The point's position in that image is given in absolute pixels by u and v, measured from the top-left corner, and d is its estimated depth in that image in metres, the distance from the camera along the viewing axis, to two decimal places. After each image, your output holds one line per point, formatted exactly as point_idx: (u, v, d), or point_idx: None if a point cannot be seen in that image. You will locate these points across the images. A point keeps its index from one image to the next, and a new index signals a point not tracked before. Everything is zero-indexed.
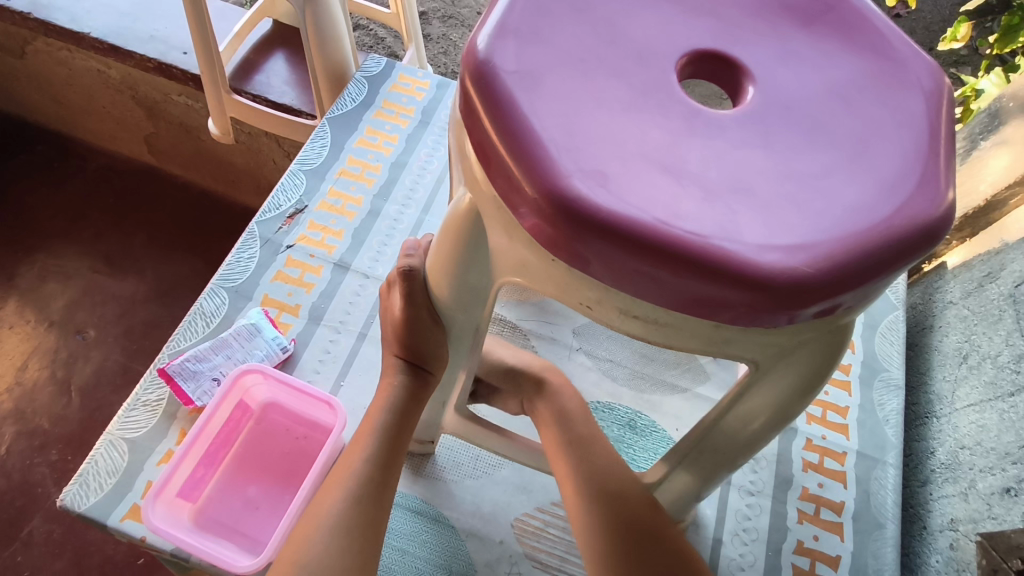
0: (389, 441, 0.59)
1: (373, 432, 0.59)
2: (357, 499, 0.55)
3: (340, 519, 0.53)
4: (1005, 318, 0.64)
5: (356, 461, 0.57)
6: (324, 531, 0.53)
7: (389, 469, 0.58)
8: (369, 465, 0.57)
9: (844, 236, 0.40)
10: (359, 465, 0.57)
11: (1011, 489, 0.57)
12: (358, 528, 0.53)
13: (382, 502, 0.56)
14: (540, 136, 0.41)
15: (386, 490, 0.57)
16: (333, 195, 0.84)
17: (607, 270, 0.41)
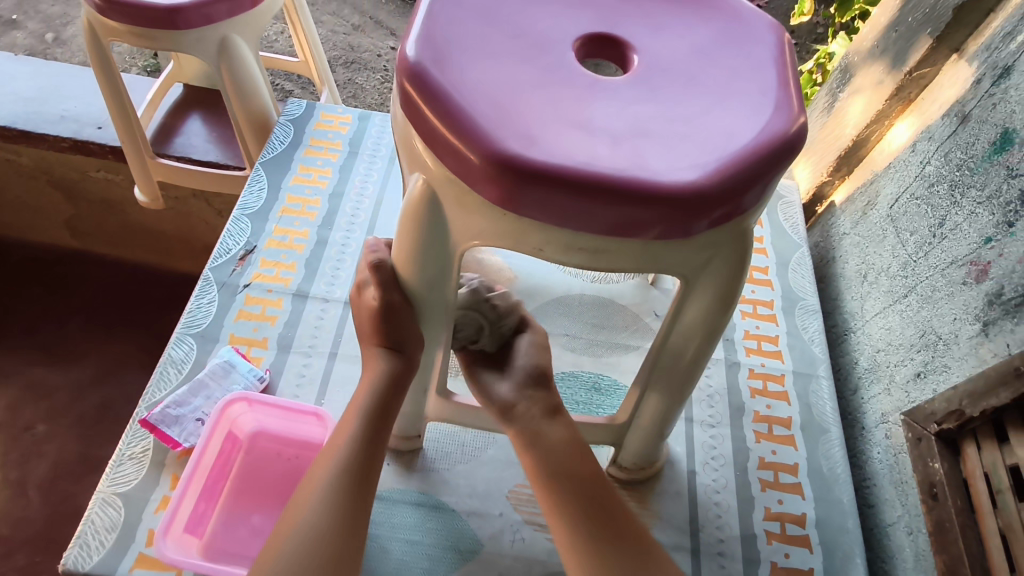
0: (374, 416, 0.58)
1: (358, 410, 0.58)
2: (346, 476, 0.54)
3: (326, 496, 0.53)
4: (887, 236, 0.88)
5: (342, 440, 0.56)
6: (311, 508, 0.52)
7: (378, 447, 0.57)
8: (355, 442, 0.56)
9: (746, 149, 0.42)
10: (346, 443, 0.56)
11: (919, 373, 0.77)
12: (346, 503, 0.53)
13: (371, 478, 0.55)
14: (465, 102, 0.41)
15: (374, 466, 0.56)
16: (280, 232, 0.91)
17: (548, 215, 0.41)
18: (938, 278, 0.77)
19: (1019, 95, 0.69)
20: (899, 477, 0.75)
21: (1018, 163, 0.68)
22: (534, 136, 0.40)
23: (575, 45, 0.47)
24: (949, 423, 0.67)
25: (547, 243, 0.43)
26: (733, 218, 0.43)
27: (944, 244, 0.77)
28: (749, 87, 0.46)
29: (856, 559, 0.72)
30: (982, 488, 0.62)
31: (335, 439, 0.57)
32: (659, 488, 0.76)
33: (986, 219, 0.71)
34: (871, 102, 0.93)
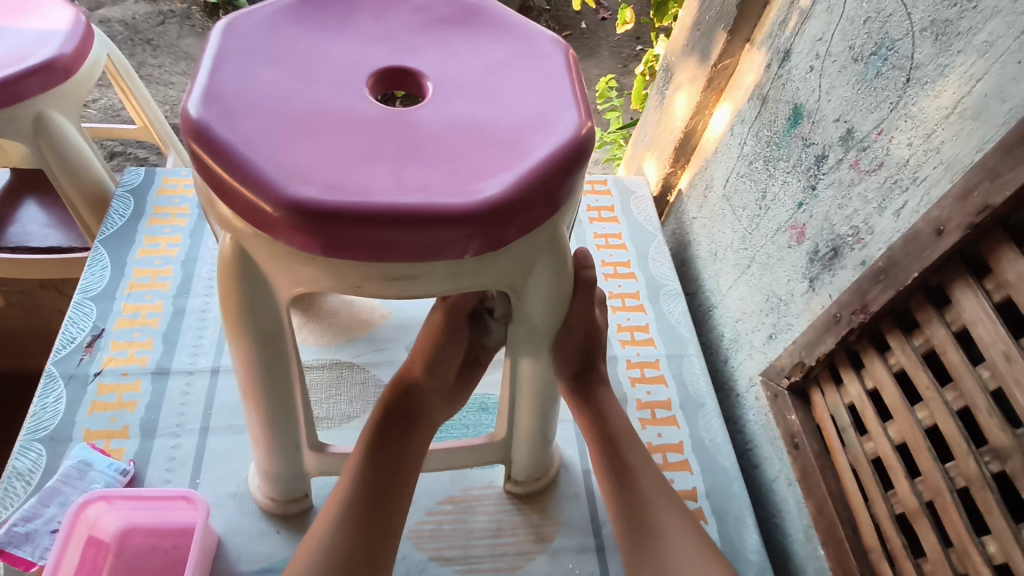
0: (398, 419, 0.60)
1: (372, 429, 0.59)
2: (365, 483, 0.56)
3: (338, 514, 0.54)
4: (726, 214, 0.95)
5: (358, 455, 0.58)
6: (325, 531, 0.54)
7: (404, 453, 0.58)
8: (365, 465, 0.57)
9: (534, 161, 0.44)
10: (363, 462, 0.57)
11: (771, 334, 0.83)
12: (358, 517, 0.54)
13: (395, 474, 0.57)
14: (254, 155, 0.41)
15: (397, 474, 0.57)
16: (130, 309, 0.86)
17: (355, 252, 0.41)
18: (771, 245, 0.83)
19: (801, 73, 0.77)
20: (772, 435, 0.81)
21: (810, 133, 0.75)
22: (328, 178, 0.40)
23: (369, 83, 0.48)
24: (796, 375, 0.73)
25: (363, 279, 0.43)
26: (540, 223, 0.45)
27: (769, 214, 0.83)
28: (541, 100, 0.48)
29: (746, 519, 0.76)
30: (832, 429, 0.68)
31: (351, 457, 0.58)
32: (559, 493, 0.77)
33: (795, 185, 0.78)
34: (691, 95, 1.00)
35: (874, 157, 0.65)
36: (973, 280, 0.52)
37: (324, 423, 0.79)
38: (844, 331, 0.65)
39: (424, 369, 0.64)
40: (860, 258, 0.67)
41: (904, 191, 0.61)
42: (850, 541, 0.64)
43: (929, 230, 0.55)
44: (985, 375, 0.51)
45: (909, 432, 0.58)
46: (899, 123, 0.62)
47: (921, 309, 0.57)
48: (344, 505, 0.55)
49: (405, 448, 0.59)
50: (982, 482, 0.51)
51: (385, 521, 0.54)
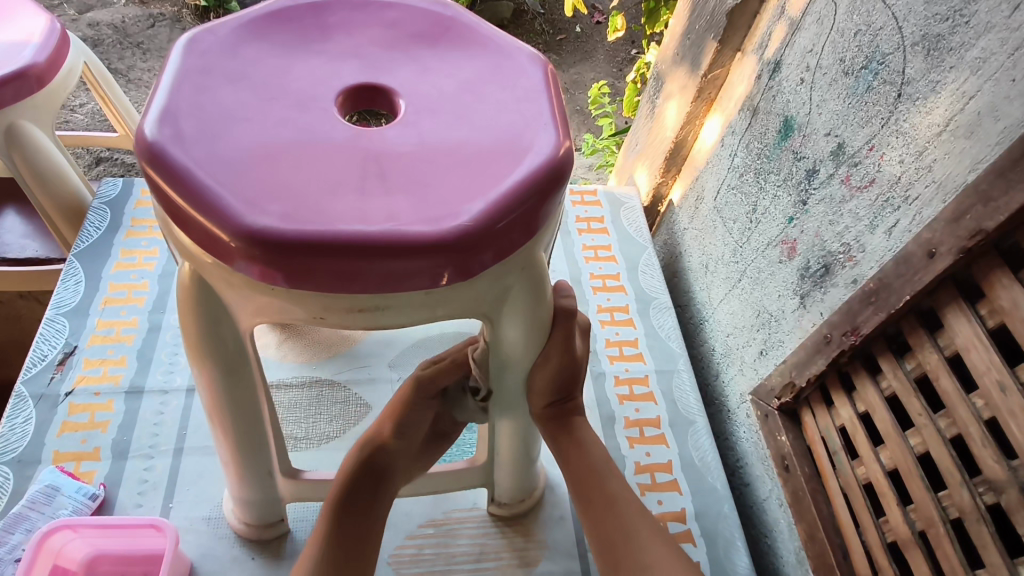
0: (370, 487, 0.58)
1: (342, 498, 0.56)
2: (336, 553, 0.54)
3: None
4: (717, 226, 0.92)
5: (326, 521, 0.56)
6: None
7: (372, 522, 0.57)
8: (334, 535, 0.55)
9: (507, 186, 0.42)
10: (333, 533, 0.55)
11: (761, 350, 0.80)
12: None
13: (365, 544, 0.56)
14: (211, 180, 0.39)
15: (365, 547, 0.56)
16: (104, 325, 0.84)
17: (318, 282, 0.39)
18: (761, 260, 0.81)
19: (791, 85, 0.75)
20: (763, 453, 0.78)
21: (800, 147, 0.73)
22: (288, 204, 0.38)
23: (337, 101, 0.46)
24: (787, 396, 0.71)
25: (327, 310, 0.42)
26: (514, 248, 0.43)
27: (760, 228, 0.81)
28: (517, 120, 0.46)
29: (737, 542, 0.74)
30: (823, 452, 0.67)
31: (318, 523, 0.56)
32: (543, 516, 0.74)
33: (785, 200, 0.76)
34: (681, 104, 0.98)
35: (866, 174, 0.63)
36: (967, 305, 0.51)
37: (302, 444, 0.77)
38: (835, 353, 0.63)
39: (395, 431, 0.61)
40: (851, 276, 0.65)
41: (896, 210, 0.59)
42: (842, 570, 0.62)
43: (921, 253, 0.54)
44: (979, 404, 0.49)
45: (901, 459, 0.56)
46: (890, 139, 0.60)
47: (913, 333, 0.56)
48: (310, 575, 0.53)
49: (372, 519, 0.57)
50: (976, 515, 0.49)
51: None
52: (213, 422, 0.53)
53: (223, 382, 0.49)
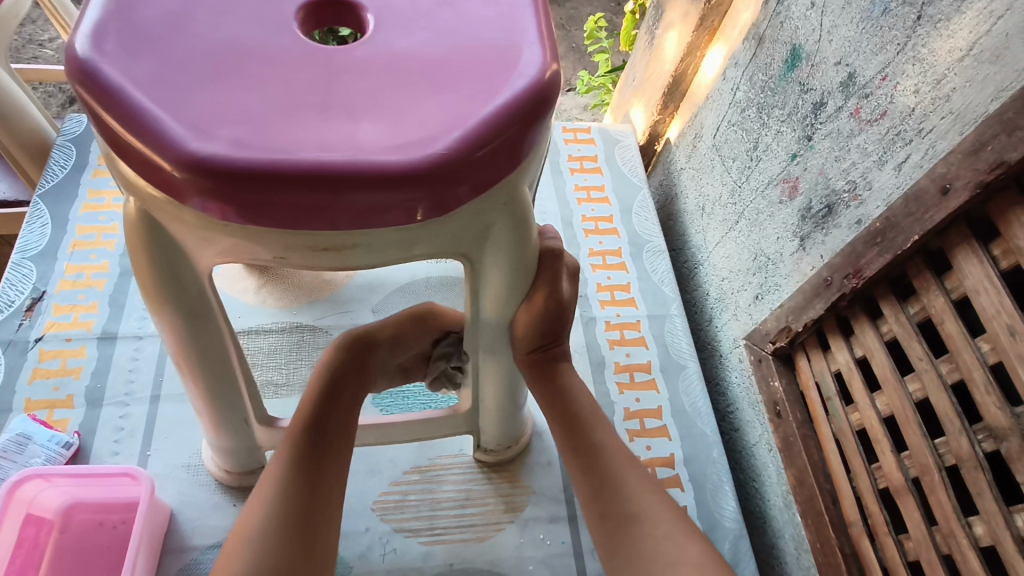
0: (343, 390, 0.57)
1: (319, 400, 0.56)
2: (315, 446, 0.53)
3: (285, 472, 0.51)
4: (716, 165, 0.87)
5: (304, 420, 0.54)
6: (271, 490, 0.50)
7: (345, 425, 0.56)
8: (312, 430, 0.53)
9: (487, 110, 0.38)
10: (313, 428, 0.54)
11: (757, 295, 0.77)
12: (308, 480, 0.51)
13: (341, 441, 0.54)
14: (151, 102, 0.34)
15: (340, 443, 0.54)
16: (73, 270, 0.80)
17: (275, 218, 0.36)
18: (760, 200, 0.77)
19: (800, 10, 0.69)
20: (754, 398, 0.76)
21: (808, 78, 0.68)
22: (237, 130, 0.34)
23: (299, 15, 0.41)
24: (781, 341, 0.69)
25: (289, 250, 0.39)
26: (493, 181, 0.39)
27: (760, 166, 0.77)
28: (500, 37, 0.41)
29: (724, 486, 0.74)
30: (816, 398, 0.65)
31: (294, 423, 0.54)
32: (530, 461, 0.73)
33: (789, 136, 0.72)
34: (681, 34, 0.92)
35: (877, 106, 0.59)
36: (979, 245, 0.48)
37: (283, 391, 0.75)
38: (835, 297, 0.60)
39: (390, 334, 0.60)
40: (856, 216, 0.61)
41: (908, 144, 0.55)
42: (830, 514, 0.62)
43: (934, 189, 0.50)
44: (986, 348, 0.47)
45: (898, 405, 0.55)
46: (906, 67, 0.55)
47: (919, 275, 0.53)
48: (292, 467, 0.51)
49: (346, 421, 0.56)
50: (974, 463, 0.47)
51: (323, 496, 0.51)
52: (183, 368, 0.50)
53: (188, 326, 0.46)
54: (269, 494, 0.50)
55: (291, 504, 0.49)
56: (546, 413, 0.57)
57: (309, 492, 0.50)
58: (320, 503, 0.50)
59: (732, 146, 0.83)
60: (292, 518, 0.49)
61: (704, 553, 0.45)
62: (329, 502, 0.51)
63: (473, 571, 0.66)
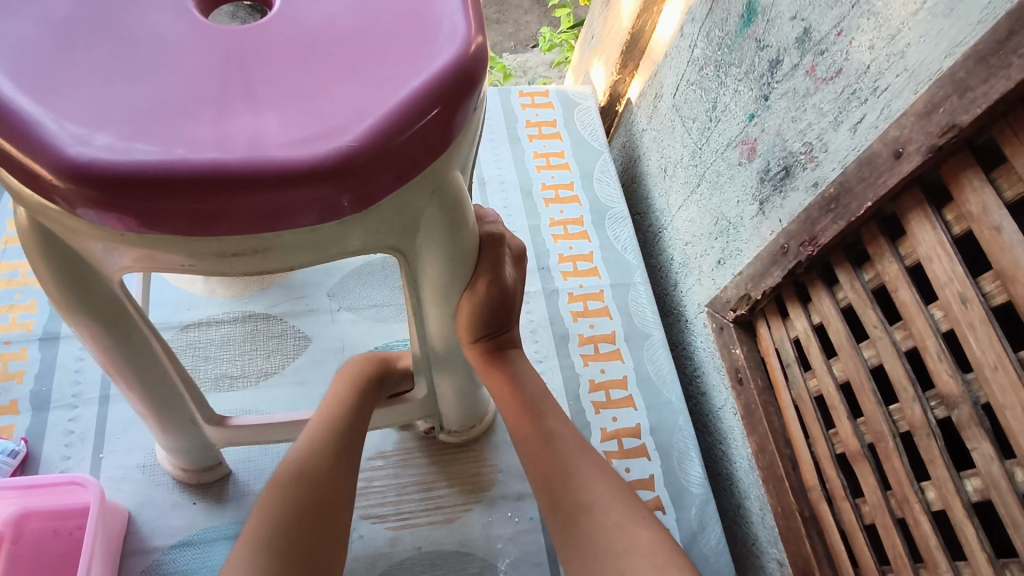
0: (361, 401, 0.57)
1: (341, 407, 0.56)
2: (331, 449, 0.52)
3: (303, 474, 0.50)
4: (676, 126, 0.85)
5: (324, 425, 0.54)
6: (284, 488, 0.48)
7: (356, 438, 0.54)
8: (331, 435, 0.53)
9: (402, 94, 0.35)
10: (331, 432, 0.53)
11: (719, 260, 0.76)
12: (323, 483, 0.50)
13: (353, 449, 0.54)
14: (20, 101, 0.31)
15: (356, 453, 0.54)
16: (7, 268, 0.76)
17: (176, 225, 0.33)
18: (720, 162, 0.75)
19: None
20: (718, 363, 0.76)
21: (763, 33, 0.65)
22: (122, 132, 0.31)
23: None
24: (742, 309, 0.68)
25: (198, 254, 0.36)
26: (416, 171, 0.37)
27: (719, 127, 0.74)
28: (419, 10, 0.38)
29: (690, 453, 0.74)
30: (776, 365, 0.65)
31: (312, 427, 0.54)
32: (495, 440, 0.73)
33: (746, 96, 0.69)
34: None
35: (832, 63, 0.56)
36: (933, 211, 0.46)
37: (238, 383, 0.73)
38: (791, 264, 0.60)
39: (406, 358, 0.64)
40: (813, 179, 0.59)
41: (862, 103, 0.53)
42: (791, 479, 0.62)
43: (887, 153, 0.48)
44: (938, 316, 0.46)
45: (854, 372, 0.54)
46: (860, 22, 0.52)
47: (874, 241, 0.52)
48: (310, 464, 0.50)
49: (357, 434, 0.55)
50: (926, 430, 0.47)
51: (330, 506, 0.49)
52: (114, 372, 0.47)
53: (109, 332, 0.43)
54: (280, 492, 0.48)
55: (307, 505, 0.48)
56: (502, 398, 0.56)
57: (321, 491, 0.49)
58: (333, 509, 0.49)
59: (692, 106, 0.80)
60: (305, 515, 0.47)
61: (655, 538, 0.45)
62: (340, 510, 0.50)
63: (441, 553, 0.66)
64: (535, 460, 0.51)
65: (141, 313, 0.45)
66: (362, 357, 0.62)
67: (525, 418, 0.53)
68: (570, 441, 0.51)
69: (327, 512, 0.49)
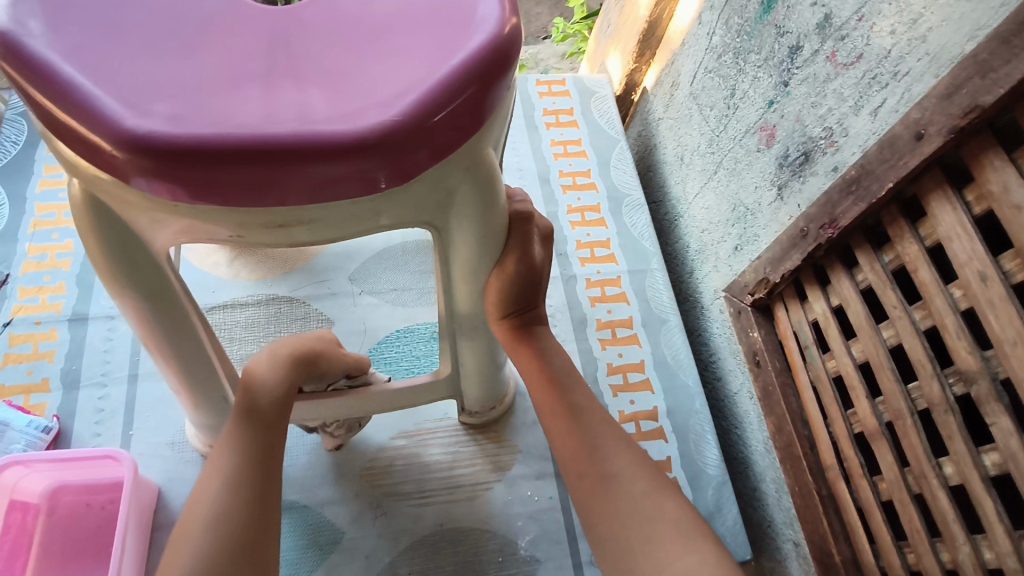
0: (279, 407, 0.52)
1: (247, 423, 0.50)
2: (244, 484, 0.47)
3: (217, 510, 0.45)
4: (693, 114, 0.85)
5: (231, 454, 0.49)
6: (201, 529, 0.45)
7: (272, 458, 0.50)
8: (243, 463, 0.48)
9: (442, 71, 0.36)
10: (239, 463, 0.48)
11: (737, 246, 0.77)
12: (242, 515, 0.46)
13: (277, 462, 0.50)
14: (80, 75, 0.32)
15: (272, 475, 0.49)
16: (36, 251, 0.78)
17: (228, 195, 0.34)
18: (738, 149, 0.75)
19: None
20: (735, 348, 0.77)
21: (784, 20, 0.66)
22: (178, 105, 0.32)
23: None
24: (760, 293, 0.69)
25: (246, 226, 0.37)
26: (453, 148, 0.38)
27: (737, 114, 0.75)
28: None
29: (706, 436, 0.75)
30: (794, 347, 0.66)
31: (219, 457, 0.49)
32: (514, 421, 0.74)
33: (766, 82, 0.70)
34: None
35: (852, 48, 0.57)
36: (953, 191, 0.47)
37: None
38: (811, 247, 0.60)
39: (325, 364, 0.57)
40: (833, 164, 0.60)
41: (883, 88, 0.54)
42: (808, 459, 0.63)
43: (909, 135, 0.49)
44: (958, 295, 0.47)
45: (873, 352, 0.55)
46: (881, 7, 0.53)
47: (894, 223, 0.53)
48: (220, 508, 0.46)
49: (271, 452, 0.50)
50: (944, 407, 0.48)
51: (257, 547, 0.45)
52: (154, 346, 0.49)
53: (153, 304, 0.45)
54: (195, 544, 0.44)
55: (228, 543, 0.44)
56: (528, 376, 0.57)
57: (244, 531, 0.45)
58: (257, 537, 0.45)
59: (710, 94, 0.81)
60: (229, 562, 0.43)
61: (681, 508, 0.46)
62: (265, 535, 0.46)
63: (463, 530, 0.67)
64: (561, 435, 0.52)
65: (182, 288, 0.46)
66: (272, 352, 0.54)
67: (550, 394, 0.54)
68: (594, 417, 0.52)
69: (250, 545, 0.45)
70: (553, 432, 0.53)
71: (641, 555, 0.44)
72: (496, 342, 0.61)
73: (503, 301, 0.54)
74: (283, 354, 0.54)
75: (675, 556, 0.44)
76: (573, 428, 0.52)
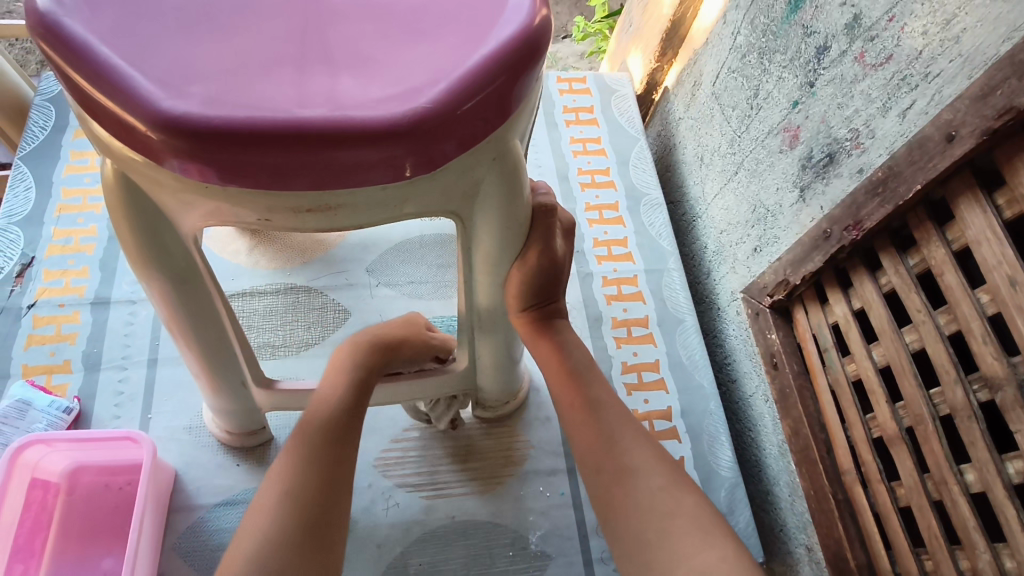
0: (357, 392, 0.54)
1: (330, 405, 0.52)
2: (319, 467, 0.49)
3: (291, 489, 0.47)
4: (715, 114, 0.85)
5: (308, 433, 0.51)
6: (274, 508, 0.46)
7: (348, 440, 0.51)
8: (318, 444, 0.50)
9: (471, 61, 0.36)
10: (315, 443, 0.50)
11: (756, 248, 0.76)
12: (317, 493, 0.47)
13: (351, 444, 0.51)
14: (117, 56, 0.33)
15: (347, 458, 0.50)
16: (61, 235, 0.79)
17: (257, 178, 0.34)
18: (760, 149, 0.75)
19: None
20: (751, 350, 0.76)
21: (811, 20, 0.65)
22: (211, 88, 0.33)
23: None
24: (779, 294, 0.68)
25: (273, 210, 0.38)
26: (479, 137, 0.38)
27: (760, 115, 0.74)
28: None
29: (720, 437, 0.75)
30: (813, 350, 0.65)
31: (296, 437, 0.51)
32: (528, 416, 0.74)
33: (791, 82, 0.69)
34: None
35: (881, 49, 0.56)
36: (984, 195, 0.47)
37: (280, 351, 0.75)
38: (834, 249, 0.60)
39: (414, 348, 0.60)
40: (858, 165, 0.60)
41: (912, 89, 0.53)
42: (825, 463, 0.63)
43: (939, 136, 0.49)
44: (985, 299, 0.47)
45: (895, 356, 0.55)
46: (913, 7, 0.52)
47: (920, 225, 0.52)
48: (298, 486, 0.47)
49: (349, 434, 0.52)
50: (967, 412, 0.48)
51: (326, 528, 0.46)
52: (176, 329, 0.49)
53: (178, 287, 0.45)
54: (269, 519, 0.45)
55: (299, 522, 0.45)
56: (545, 370, 0.57)
57: (316, 512, 0.46)
58: (328, 520, 0.47)
59: (733, 94, 0.80)
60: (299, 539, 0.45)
61: (699, 504, 0.46)
62: (335, 519, 0.47)
63: (475, 522, 0.67)
64: (578, 428, 0.52)
65: (207, 271, 0.46)
66: (362, 339, 0.57)
67: (568, 389, 0.54)
68: (612, 412, 0.52)
69: (321, 527, 0.46)
70: (570, 424, 0.53)
71: (657, 550, 0.44)
72: (515, 335, 0.61)
73: (524, 295, 0.54)
74: (370, 340, 0.57)
75: (693, 551, 0.44)
76: (590, 423, 0.52)
